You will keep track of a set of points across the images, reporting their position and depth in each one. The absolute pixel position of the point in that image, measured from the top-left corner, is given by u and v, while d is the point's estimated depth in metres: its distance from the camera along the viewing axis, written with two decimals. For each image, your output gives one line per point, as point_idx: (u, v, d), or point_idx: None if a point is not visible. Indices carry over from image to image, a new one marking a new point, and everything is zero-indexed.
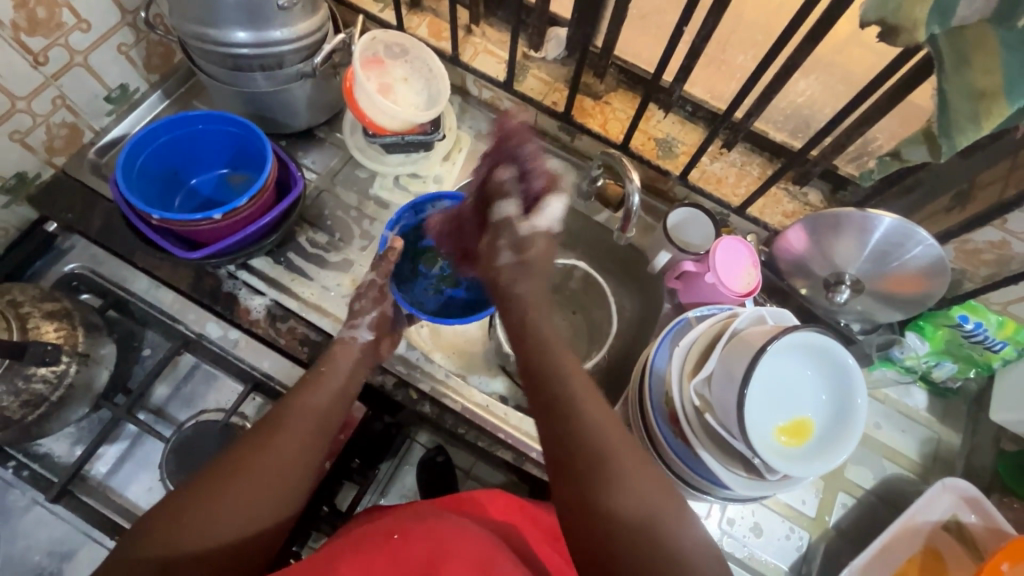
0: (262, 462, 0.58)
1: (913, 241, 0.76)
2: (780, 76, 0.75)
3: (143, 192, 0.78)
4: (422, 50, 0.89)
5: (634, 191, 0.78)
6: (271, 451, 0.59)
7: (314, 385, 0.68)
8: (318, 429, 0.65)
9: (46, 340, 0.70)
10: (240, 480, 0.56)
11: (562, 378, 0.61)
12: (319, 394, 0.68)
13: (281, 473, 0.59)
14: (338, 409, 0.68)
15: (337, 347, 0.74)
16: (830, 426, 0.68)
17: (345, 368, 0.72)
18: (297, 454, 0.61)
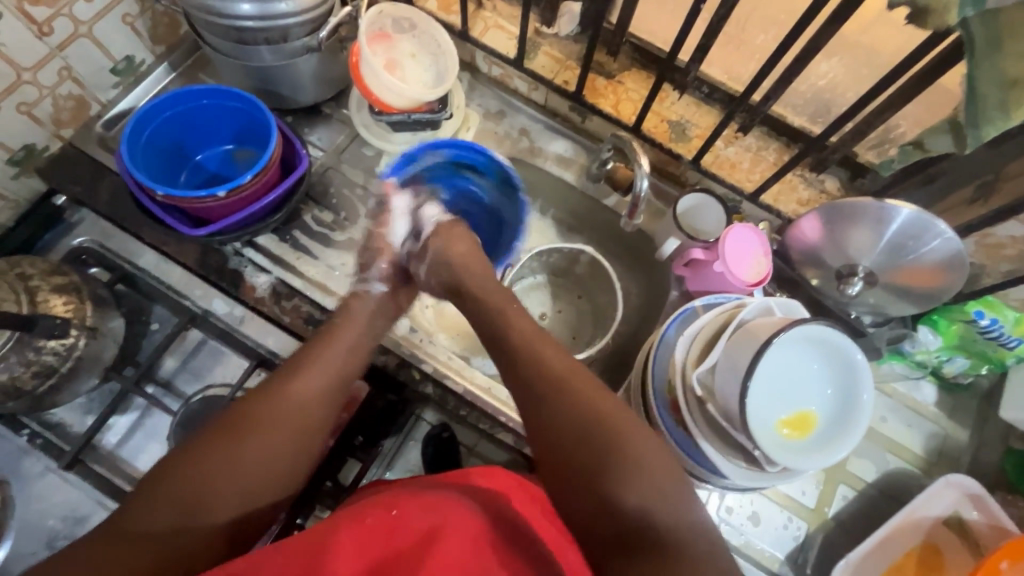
0: (275, 418, 0.59)
1: (931, 234, 0.74)
2: (802, 58, 0.72)
3: (149, 167, 0.77)
4: (430, 25, 0.87)
5: (642, 177, 0.77)
6: (285, 408, 0.60)
7: (330, 338, 0.68)
8: (334, 382, 0.65)
9: (55, 313, 0.71)
10: (256, 438, 0.57)
11: (550, 364, 0.61)
12: (334, 348, 0.67)
13: (296, 428, 0.60)
14: (354, 360, 0.68)
15: (353, 303, 0.73)
16: (835, 420, 0.67)
17: (359, 323, 0.71)
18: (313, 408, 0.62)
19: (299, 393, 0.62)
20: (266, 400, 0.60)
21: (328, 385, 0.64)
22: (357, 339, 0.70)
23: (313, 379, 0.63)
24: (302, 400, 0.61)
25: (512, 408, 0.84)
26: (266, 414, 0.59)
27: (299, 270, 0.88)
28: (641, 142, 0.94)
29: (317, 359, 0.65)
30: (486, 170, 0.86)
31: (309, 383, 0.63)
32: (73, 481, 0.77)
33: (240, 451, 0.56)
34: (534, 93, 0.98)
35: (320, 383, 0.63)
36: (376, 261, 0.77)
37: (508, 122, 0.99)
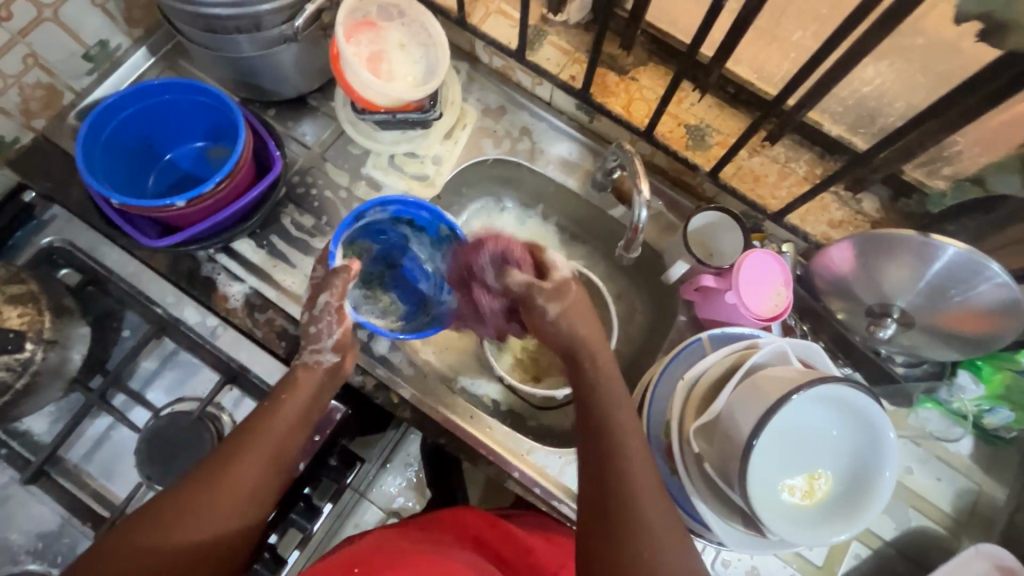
0: (202, 511, 0.56)
1: (981, 278, 0.63)
2: (843, 64, 0.61)
3: (110, 170, 0.72)
4: (419, 11, 0.78)
5: (640, 207, 0.69)
6: (217, 498, 0.57)
7: (270, 412, 0.64)
8: (273, 462, 0.62)
9: (8, 326, 0.68)
10: (182, 532, 0.54)
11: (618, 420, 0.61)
12: (275, 423, 0.63)
13: (225, 518, 0.57)
14: (297, 435, 0.65)
15: (299, 372, 0.68)
16: (850, 489, 0.59)
17: (307, 393, 0.67)
18: (249, 493, 0.59)
19: (233, 477, 0.58)
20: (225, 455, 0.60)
21: (266, 465, 0.60)
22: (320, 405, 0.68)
23: (250, 459, 0.60)
24: (239, 487, 0.58)
25: (494, 440, 0.78)
26: (196, 505, 0.56)
27: (275, 279, 0.82)
28: (653, 148, 0.84)
29: (255, 438, 0.62)
30: (428, 229, 0.81)
31: (244, 468, 0.59)
32: (38, 494, 0.74)
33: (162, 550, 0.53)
34: (538, 89, 0.89)
35: (256, 465, 0.60)
36: (331, 333, 0.70)
37: (509, 119, 0.90)
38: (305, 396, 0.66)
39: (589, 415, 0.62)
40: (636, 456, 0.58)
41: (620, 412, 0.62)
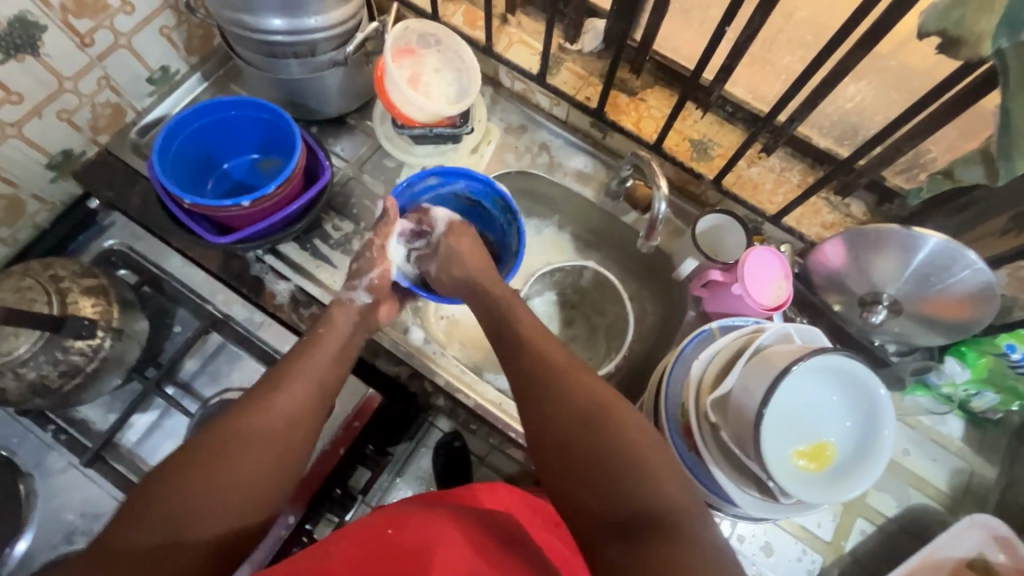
0: (254, 431, 0.60)
1: (960, 265, 0.72)
2: (829, 81, 0.70)
3: (177, 177, 0.80)
4: (454, 40, 0.88)
5: (661, 199, 0.77)
6: (264, 420, 0.61)
7: (311, 347, 0.71)
8: (316, 390, 0.67)
9: (83, 315, 0.73)
10: (236, 449, 0.58)
11: (549, 357, 0.67)
12: (315, 358, 0.70)
13: (273, 438, 0.61)
14: (335, 368, 0.71)
15: (334, 311, 0.76)
16: (854, 454, 0.65)
17: (342, 331, 0.74)
18: (288, 422, 0.63)
19: (277, 402, 0.63)
20: (259, 394, 0.64)
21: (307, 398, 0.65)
22: (348, 350, 0.74)
23: (290, 393, 0.65)
24: (283, 409, 0.63)
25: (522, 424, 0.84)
26: (242, 428, 0.60)
27: (317, 278, 0.89)
28: (661, 159, 0.93)
29: (297, 368, 0.67)
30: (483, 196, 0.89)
31: (289, 392, 0.65)
32: (94, 477, 0.80)
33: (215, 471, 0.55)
34: (555, 109, 0.99)
35: (297, 397, 0.65)
36: (368, 271, 0.81)
37: (529, 136, 1.00)
38: (337, 331, 0.74)
39: (534, 366, 0.67)
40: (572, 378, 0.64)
41: (550, 346, 0.69)
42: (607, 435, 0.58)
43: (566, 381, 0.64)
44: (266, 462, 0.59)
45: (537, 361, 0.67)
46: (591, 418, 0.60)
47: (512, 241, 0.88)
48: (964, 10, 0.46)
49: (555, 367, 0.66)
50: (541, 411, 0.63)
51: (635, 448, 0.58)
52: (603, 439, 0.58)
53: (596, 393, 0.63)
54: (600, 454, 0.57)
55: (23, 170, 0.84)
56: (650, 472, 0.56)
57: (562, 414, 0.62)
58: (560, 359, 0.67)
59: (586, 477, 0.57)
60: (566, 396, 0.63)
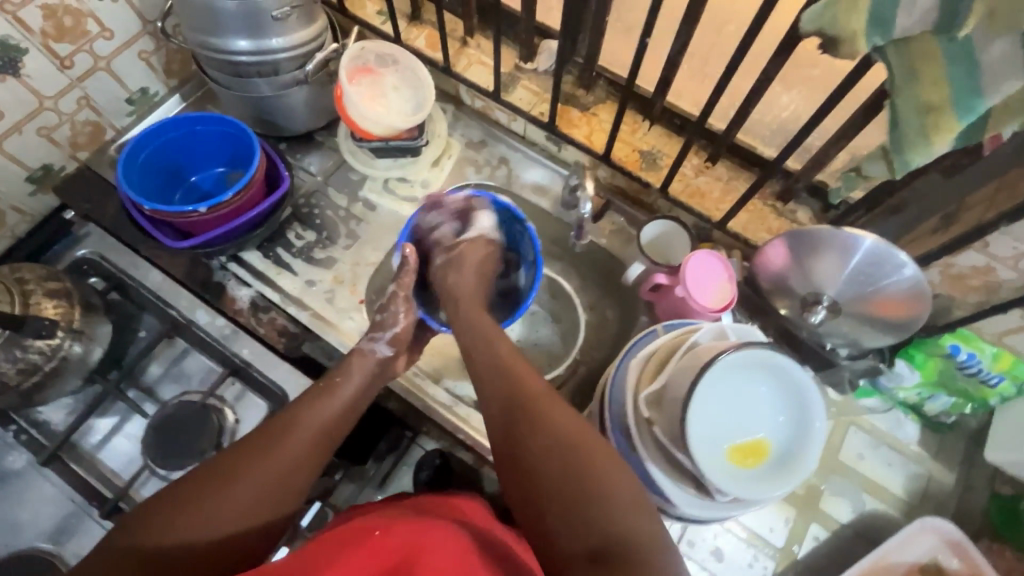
0: (248, 468, 0.61)
1: (892, 263, 0.73)
2: (756, 89, 0.73)
3: (142, 186, 0.84)
4: (410, 60, 0.93)
5: (584, 200, 0.88)
6: (263, 459, 0.62)
7: (328, 391, 0.72)
8: (324, 436, 0.68)
9: (45, 315, 0.77)
10: (238, 485, 0.60)
11: (532, 388, 0.69)
12: (330, 403, 0.70)
13: (268, 476, 0.62)
14: (346, 416, 0.71)
15: (353, 360, 0.76)
16: (788, 448, 0.66)
17: (361, 378, 0.75)
18: (292, 465, 0.64)
19: (282, 445, 0.64)
20: (271, 432, 0.65)
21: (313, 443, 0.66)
22: (360, 402, 0.73)
23: (299, 437, 0.65)
24: (287, 452, 0.64)
25: (469, 425, 0.90)
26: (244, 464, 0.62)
27: (278, 285, 0.92)
28: (613, 170, 0.96)
29: (309, 408, 0.69)
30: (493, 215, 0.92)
31: (297, 435, 0.65)
32: (52, 476, 0.82)
33: (209, 507, 0.58)
34: (513, 125, 1.03)
35: (304, 440, 0.66)
36: (391, 324, 0.81)
37: (488, 151, 1.04)
38: (359, 378, 0.74)
39: (522, 399, 0.68)
40: (556, 411, 0.66)
41: (534, 377, 0.71)
42: (582, 467, 0.61)
43: (550, 412, 0.66)
44: (256, 506, 0.60)
45: (513, 390, 0.69)
46: (572, 452, 0.62)
47: (528, 247, 0.92)
48: (835, 9, 0.47)
49: (530, 398, 0.68)
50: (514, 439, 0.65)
51: (615, 482, 0.60)
52: (575, 477, 0.60)
53: (572, 424, 0.65)
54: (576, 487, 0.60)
55: (4, 183, 0.89)
56: (621, 507, 0.59)
57: (533, 445, 0.64)
58: (541, 391, 0.69)
59: (556, 512, 0.59)
60: (540, 428, 0.65)
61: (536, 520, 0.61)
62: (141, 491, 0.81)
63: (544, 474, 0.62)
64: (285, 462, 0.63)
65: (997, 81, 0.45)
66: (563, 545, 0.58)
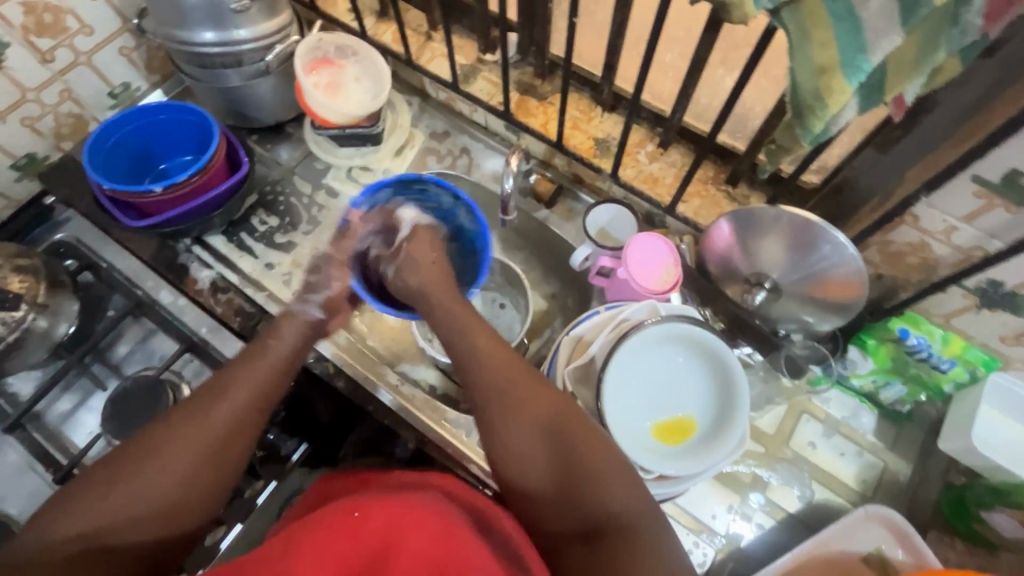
0: (180, 439, 0.61)
1: (827, 241, 0.71)
2: (692, 69, 0.74)
3: (110, 171, 0.89)
4: (369, 51, 0.97)
5: (507, 175, 0.83)
6: (194, 430, 0.62)
7: (255, 355, 0.71)
8: (259, 400, 0.67)
9: (11, 289, 0.82)
10: (175, 449, 0.60)
11: (504, 374, 0.66)
12: (258, 367, 0.69)
13: (190, 440, 0.62)
14: (278, 377, 0.70)
15: (280, 321, 0.75)
16: (713, 427, 0.65)
17: (293, 337, 0.74)
18: (233, 424, 0.64)
19: (212, 414, 0.64)
20: (208, 394, 0.65)
21: (252, 400, 0.66)
22: (293, 362, 0.73)
23: (236, 394, 0.66)
24: (220, 419, 0.64)
25: (415, 408, 0.88)
26: (177, 434, 0.62)
27: (238, 268, 0.96)
28: (568, 158, 0.97)
29: (240, 373, 0.68)
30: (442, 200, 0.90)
31: (226, 404, 0.65)
32: (14, 445, 0.85)
33: (148, 479, 0.59)
34: (475, 115, 1.05)
35: (242, 399, 0.66)
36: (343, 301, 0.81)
37: (451, 141, 1.06)
38: (287, 340, 0.73)
39: (492, 386, 0.66)
40: (532, 396, 0.64)
41: (506, 358, 0.68)
42: (568, 450, 0.61)
43: (529, 399, 0.64)
44: (200, 467, 0.61)
45: (491, 378, 0.67)
46: (552, 435, 0.62)
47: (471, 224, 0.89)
48: None
49: (506, 385, 0.66)
50: (500, 429, 0.64)
51: (602, 458, 0.60)
52: (562, 463, 0.60)
53: (551, 402, 0.64)
54: (561, 471, 0.60)
55: None
56: (606, 482, 0.59)
57: (515, 435, 0.63)
58: (515, 374, 0.66)
59: (546, 498, 0.61)
60: (523, 413, 0.63)
61: (529, 499, 0.62)
62: (97, 462, 0.85)
63: (529, 457, 0.62)
64: (225, 420, 0.64)
65: (878, 38, 0.46)
66: (556, 523, 0.60)
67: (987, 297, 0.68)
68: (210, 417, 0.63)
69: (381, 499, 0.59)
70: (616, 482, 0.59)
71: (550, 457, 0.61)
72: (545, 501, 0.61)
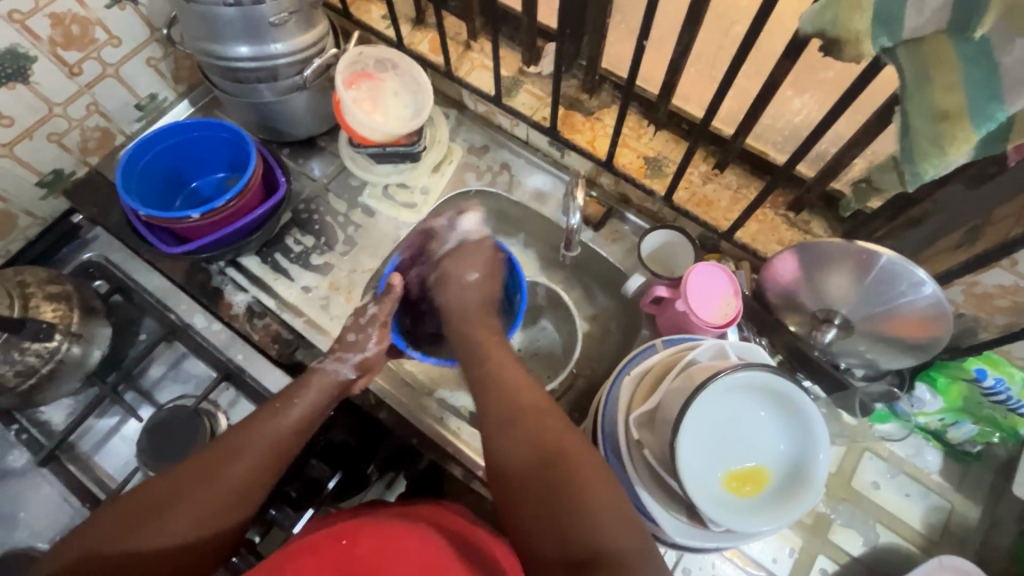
0: (190, 488, 0.59)
1: (908, 282, 0.67)
2: (765, 93, 0.69)
3: (143, 194, 0.86)
4: (409, 64, 0.93)
5: (574, 212, 0.80)
6: (204, 488, 0.59)
7: (275, 413, 0.67)
8: (272, 461, 0.64)
9: (43, 318, 0.79)
10: (180, 505, 0.58)
11: (518, 395, 0.66)
12: (277, 423, 0.66)
13: (202, 491, 0.59)
14: (296, 437, 0.67)
15: (311, 373, 0.73)
16: (789, 479, 0.62)
17: (317, 395, 0.71)
18: (244, 483, 0.61)
19: (227, 467, 0.61)
20: (222, 447, 0.63)
21: (266, 457, 0.64)
22: (312, 420, 0.70)
23: (251, 449, 0.63)
24: (231, 473, 0.61)
25: (461, 440, 0.86)
26: (188, 489, 0.59)
27: (274, 290, 0.93)
28: (616, 177, 0.93)
29: (257, 430, 0.65)
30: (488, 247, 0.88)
31: (240, 462, 0.62)
32: (49, 476, 0.84)
33: (148, 538, 0.56)
34: (516, 129, 1.00)
35: (256, 456, 0.63)
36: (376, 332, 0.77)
37: (490, 156, 1.02)
38: (309, 397, 0.70)
39: (501, 403, 0.66)
40: (539, 417, 0.63)
41: (519, 378, 0.69)
42: (564, 471, 0.58)
43: (540, 420, 0.63)
44: (205, 522, 0.58)
45: (507, 402, 0.66)
46: (552, 456, 0.59)
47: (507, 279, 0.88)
48: (836, 9, 0.43)
49: (520, 406, 0.65)
50: (506, 444, 0.62)
51: (597, 482, 0.57)
52: (554, 486, 0.57)
53: (557, 427, 0.62)
54: (552, 493, 0.56)
55: (15, 188, 0.92)
56: (597, 511, 0.55)
57: (518, 456, 0.61)
58: (525, 392, 0.67)
59: (535, 516, 0.57)
60: (527, 436, 0.61)
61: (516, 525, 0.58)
62: None
63: (525, 478, 0.59)
64: (241, 475, 0.61)
65: (1018, 87, 0.40)
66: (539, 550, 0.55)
67: None
68: (227, 469, 0.61)
69: (370, 524, 0.63)
70: (611, 516, 0.55)
71: (546, 478, 0.58)
72: (534, 524, 0.56)
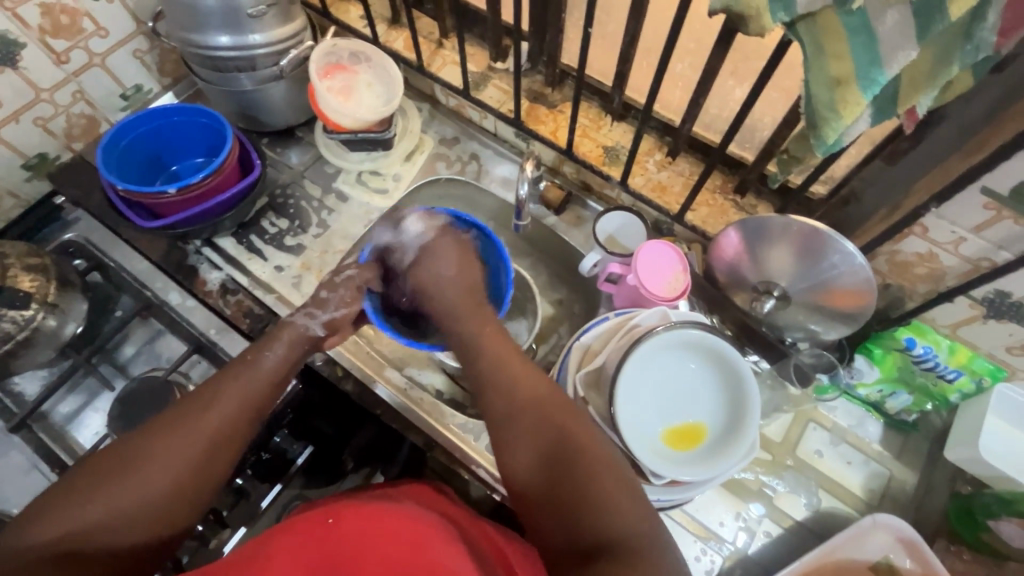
0: (169, 444, 0.60)
1: (837, 253, 0.71)
2: (704, 79, 0.74)
3: (123, 173, 0.90)
4: (383, 58, 0.99)
5: (522, 182, 0.86)
6: (181, 440, 0.60)
7: (246, 365, 0.69)
8: (248, 410, 0.66)
9: (21, 288, 0.83)
10: (156, 464, 0.58)
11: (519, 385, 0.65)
12: (252, 375, 0.68)
13: (183, 446, 0.60)
14: (269, 389, 0.68)
15: (282, 328, 0.74)
16: (724, 434, 0.66)
17: (290, 348, 0.73)
18: (222, 434, 0.63)
19: (204, 420, 0.62)
20: (196, 405, 0.63)
21: (245, 408, 0.65)
22: (287, 375, 0.71)
23: (228, 401, 0.64)
24: (209, 425, 0.62)
25: (423, 409, 0.89)
26: (165, 442, 0.60)
27: (249, 269, 0.96)
28: (577, 165, 0.98)
29: (230, 385, 0.66)
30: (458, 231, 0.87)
31: (215, 415, 0.63)
32: (19, 443, 0.86)
33: (129, 493, 0.57)
34: (485, 122, 1.06)
35: (231, 410, 0.64)
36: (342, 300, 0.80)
37: (460, 147, 1.07)
38: (279, 350, 0.72)
39: (496, 394, 0.66)
40: (542, 402, 0.64)
41: (515, 362, 0.69)
42: (573, 455, 0.59)
43: (548, 410, 0.63)
44: (186, 478, 0.60)
45: (508, 393, 0.65)
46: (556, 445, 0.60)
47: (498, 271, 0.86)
48: None
49: (523, 400, 0.64)
50: (507, 439, 0.63)
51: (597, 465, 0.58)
52: (554, 454, 0.60)
53: (557, 417, 0.62)
54: (558, 487, 0.58)
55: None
56: (604, 503, 0.56)
57: (520, 456, 0.62)
58: (520, 376, 0.67)
59: (545, 512, 0.58)
60: (529, 423, 0.62)
61: (532, 519, 0.59)
62: None
63: (536, 473, 0.60)
64: (220, 427, 0.63)
65: (894, 51, 0.46)
66: (552, 541, 0.57)
67: (994, 308, 0.69)
68: (203, 422, 0.62)
69: (357, 504, 0.61)
70: (619, 498, 0.57)
71: (554, 471, 0.59)
72: (542, 515, 0.58)
